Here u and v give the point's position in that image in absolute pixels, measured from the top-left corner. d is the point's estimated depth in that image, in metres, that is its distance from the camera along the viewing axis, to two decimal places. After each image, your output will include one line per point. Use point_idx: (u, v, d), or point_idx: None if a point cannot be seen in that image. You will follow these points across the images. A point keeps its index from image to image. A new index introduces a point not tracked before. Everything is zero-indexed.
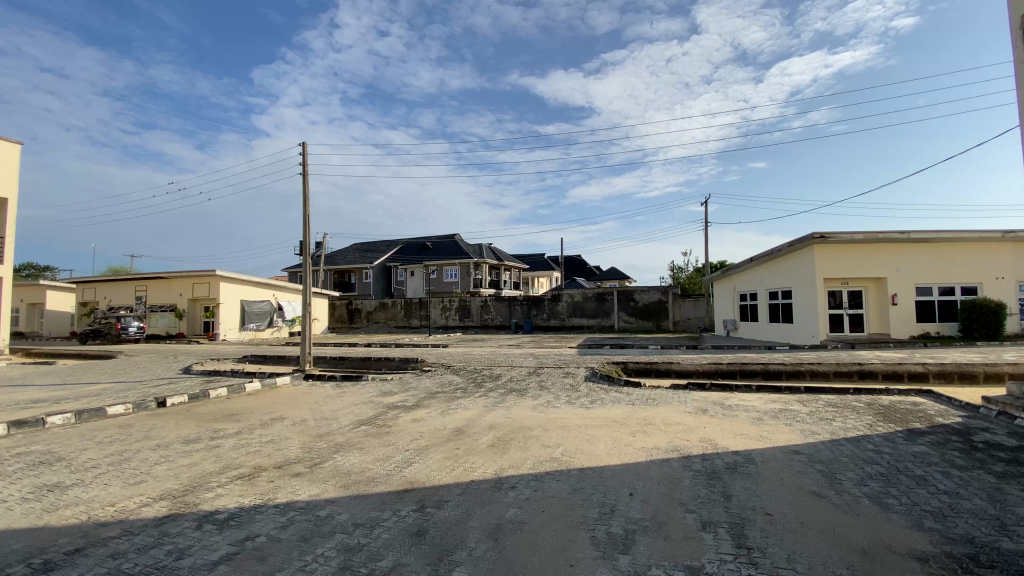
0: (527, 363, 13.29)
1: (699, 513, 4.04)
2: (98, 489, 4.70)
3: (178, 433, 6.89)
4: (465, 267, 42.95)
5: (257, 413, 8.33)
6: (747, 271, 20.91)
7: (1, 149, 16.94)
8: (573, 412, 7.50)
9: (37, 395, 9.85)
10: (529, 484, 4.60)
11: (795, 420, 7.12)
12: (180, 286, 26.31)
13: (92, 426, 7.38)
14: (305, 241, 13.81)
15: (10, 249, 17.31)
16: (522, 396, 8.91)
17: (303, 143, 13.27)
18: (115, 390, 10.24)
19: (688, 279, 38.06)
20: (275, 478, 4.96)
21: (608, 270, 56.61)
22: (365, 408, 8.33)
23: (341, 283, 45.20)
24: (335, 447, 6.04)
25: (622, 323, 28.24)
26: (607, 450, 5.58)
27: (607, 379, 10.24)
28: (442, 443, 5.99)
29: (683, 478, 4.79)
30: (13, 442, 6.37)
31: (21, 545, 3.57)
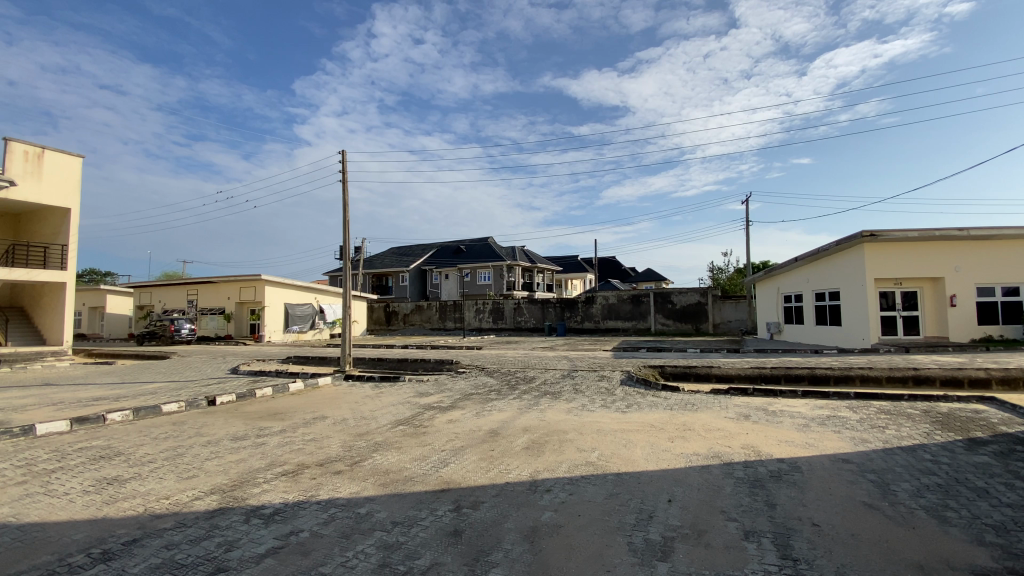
0: (561, 365, 13.22)
1: (741, 521, 3.91)
2: (153, 483, 4.97)
3: (226, 431, 7.21)
4: (499, 270, 43.15)
5: (299, 412, 8.62)
6: (792, 271, 20.12)
7: (64, 163, 18.23)
8: (608, 416, 7.40)
9: (99, 393, 10.52)
10: (565, 487, 4.58)
11: (844, 427, 6.80)
12: (228, 289, 27.56)
13: (148, 423, 7.81)
14: (345, 246, 14.27)
15: (73, 256, 18.55)
16: (556, 399, 8.87)
17: (342, 153, 13.80)
18: (169, 389, 10.81)
19: (728, 281, 36.96)
20: (317, 476, 5.12)
21: (644, 270, 55.64)
22: (402, 409, 8.50)
23: (378, 287, 46.28)
24: (373, 446, 6.19)
25: (659, 325, 27.68)
26: (645, 456, 5.48)
27: (643, 383, 10.05)
28: (477, 444, 6.04)
29: (724, 485, 4.65)
30: (79, 438, 6.83)
31: (82, 536, 3.81)
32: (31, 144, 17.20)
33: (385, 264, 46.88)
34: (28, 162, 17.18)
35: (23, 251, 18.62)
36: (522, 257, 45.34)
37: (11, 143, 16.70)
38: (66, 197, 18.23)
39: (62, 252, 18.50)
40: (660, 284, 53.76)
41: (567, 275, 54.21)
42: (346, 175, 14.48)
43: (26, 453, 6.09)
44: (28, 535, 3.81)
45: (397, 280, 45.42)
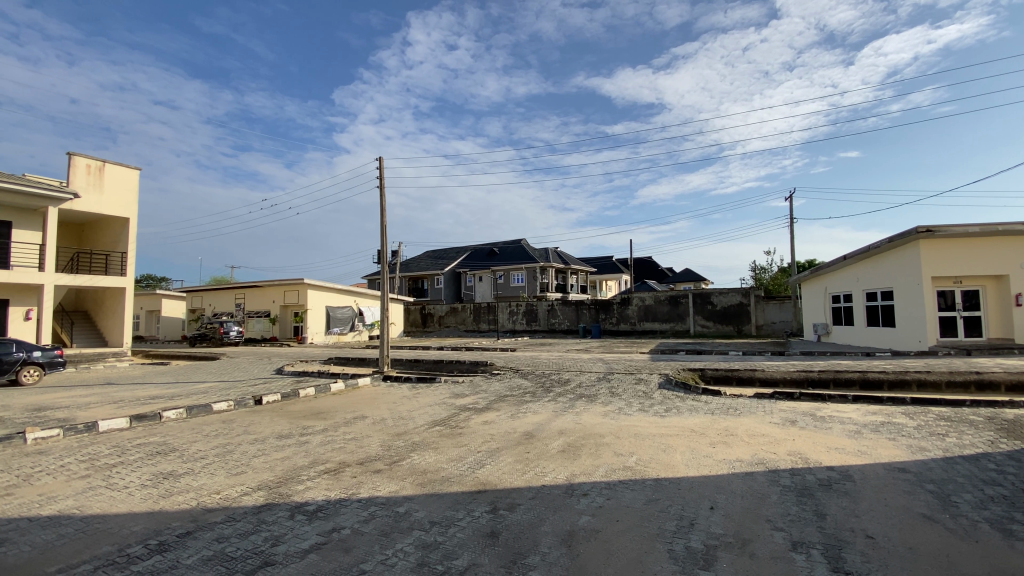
0: (596, 368, 13.06)
1: (788, 531, 3.75)
2: (204, 478, 5.22)
3: (272, 429, 7.49)
4: (532, 272, 43.06)
5: (340, 411, 8.87)
6: (841, 270, 19.19)
7: (123, 175, 19.40)
8: (646, 420, 7.27)
9: (156, 392, 11.15)
10: (602, 491, 4.51)
11: (899, 434, 6.42)
12: (273, 293, 28.66)
13: (201, 420, 8.22)
14: (382, 250, 14.62)
15: (132, 263, 19.73)
16: (592, 401, 8.77)
17: (379, 159, 14.27)
18: (219, 389, 11.34)
19: (772, 280, 35.66)
20: (358, 474, 5.25)
21: (681, 271, 54.32)
22: (439, 410, 8.60)
23: (415, 288, 47.14)
24: (411, 446, 6.30)
25: (698, 327, 26.96)
26: (685, 461, 5.34)
27: (682, 387, 9.79)
28: (513, 446, 6.04)
29: (769, 493, 4.47)
30: (137, 434, 7.25)
31: (140, 528, 4.04)
32: (93, 158, 18.45)
33: (420, 266, 47.64)
34: (90, 175, 18.43)
35: (87, 259, 19.94)
36: (556, 259, 45.23)
37: (75, 157, 17.97)
38: (125, 207, 19.42)
39: (122, 260, 19.70)
40: (698, 284, 52.42)
41: (602, 276, 53.54)
42: (382, 180, 14.83)
43: (92, 447, 6.53)
44: (91, 526, 4.06)
45: (433, 283, 46.08)
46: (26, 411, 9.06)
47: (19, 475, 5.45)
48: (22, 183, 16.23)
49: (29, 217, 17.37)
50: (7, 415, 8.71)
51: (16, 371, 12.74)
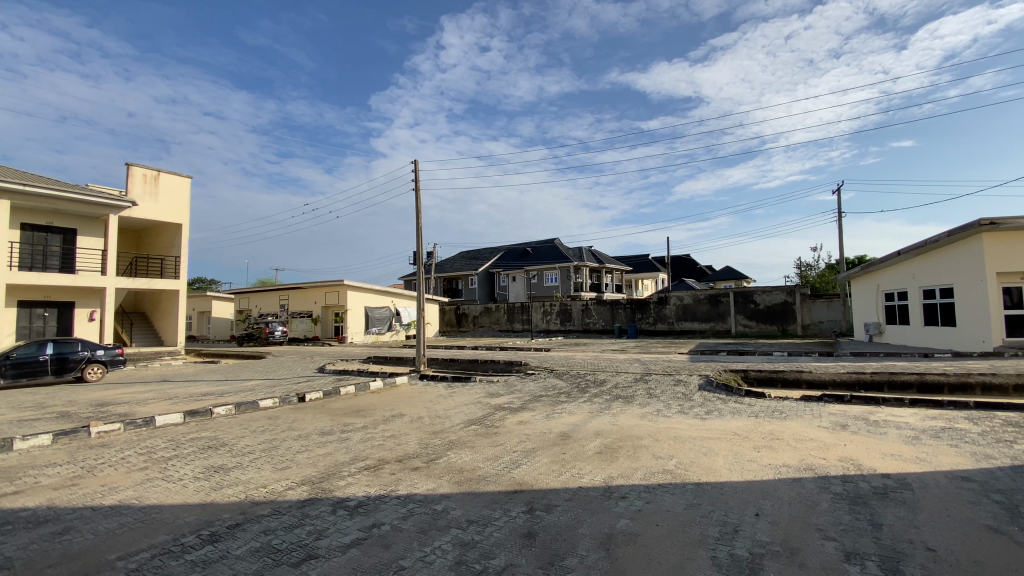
0: (633, 369, 12.83)
1: (841, 541, 3.57)
2: (252, 472, 5.43)
3: (314, 426, 7.73)
4: (566, 271, 42.78)
5: (379, 409, 9.06)
6: (894, 266, 18.16)
7: (176, 184, 20.47)
8: (686, 422, 7.08)
9: (207, 389, 11.71)
10: (641, 495, 4.42)
11: (963, 441, 6.00)
12: (315, 294, 29.60)
13: (248, 416, 8.57)
14: (418, 251, 14.85)
15: (185, 266, 20.78)
16: (629, 403, 8.60)
17: (416, 163, 14.63)
18: (264, 386, 11.80)
19: (819, 278, 34.12)
20: (396, 471, 5.34)
21: (721, 270, 52.76)
22: (475, 409, 8.66)
23: (450, 288, 47.70)
24: (447, 444, 6.35)
25: (740, 327, 26.11)
26: (728, 465, 5.17)
27: (724, 389, 9.50)
28: (549, 447, 6.01)
29: (819, 501, 4.26)
30: (191, 429, 7.64)
31: (193, 518, 4.23)
32: (149, 168, 19.55)
33: (454, 267, 48.14)
34: (146, 184, 19.54)
35: (144, 263, 21.15)
36: (590, 258, 44.79)
37: (133, 168, 19.10)
38: (178, 214, 20.47)
39: (176, 264, 20.79)
40: (740, 283, 50.73)
41: (637, 275, 52.63)
42: (416, 183, 14.99)
43: (150, 441, 6.91)
44: (148, 516, 4.29)
45: (467, 283, 46.46)
46: (92, 405, 9.69)
47: (85, 466, 5.83)
48: (86, 193, 17.37)
49: (92, 225, 18.56)
50: (75, 410, 9.34)
51: (82, 368, 13.65)
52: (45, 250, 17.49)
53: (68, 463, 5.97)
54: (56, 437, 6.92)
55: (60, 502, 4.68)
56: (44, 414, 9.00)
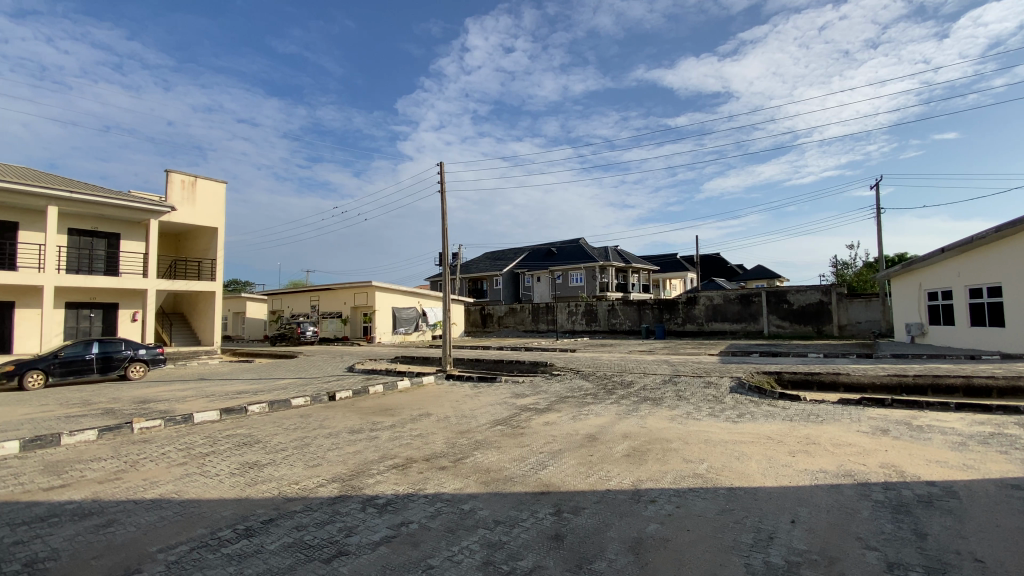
0: (661, 370, 12.62)
1: (883, 551, 3.41)
2: (284, 468, 5.57)
3: (344, 424, 7.88)
4: (592, 271, 42.45)
5: (407, 409, 9.17)
6: (938, 264, 17.33)
7: (211, 188, 21.19)
8: (717, 425, 6.92)
9: (242, 388, 12.08)
10: (671, 499, 4.34)
11: (1015, 447, 5.68)
12: (344, 295, 30.19)
13: (281, 414, 8.80)
14: (444, 252, 14.97)
15: (220, 268, 21.49)
16: (658, 405, 8.45)
17: (440, 164, 14.82)
18: (296, 385, 12.09)
19: (856, 277, 32.90)
20: (424, 470, 5.39)
21: (753, 269, 51.42)
22: (501, 409, 8.66)
23: (475, 289, 47.94)
24: (474, 444, 6.37)
25: (773, 328, 25.35)
26: (762, 470, 5.02)
27: (757, 391, 9.24)
28: (576, 449, 5.95)
29: (858, 508, 4.10)
30: (227, 426, 7.89)
31: (229, 513, 4.36)
32: (186, 174, 20.31)
33: (479, 268, 48.37)
34: (184, 189, 20.30)
35: (183, 266, 21.98)
36: (617, 257, 44.35)
37: (172, 174, 19.87)
38: (213, 218, 21.19)
39: (212, 266, 21.51)
40: (772, 283, 49.38)
41: (665, 275, 51.79)
42: (442, 184, 15.28)
43: (188, 438, 7.17)
44: (186, 511, 4.45)
45: (492, 283, 46.58)
46: (134, 403, 10.12)
47: (128, 461, 6.08)
48: (127, 199, 18.14)
49: (134, 229, 19.39)
50: (119, 407, 9.76)
51: (125, 366, 14.28)
52: (91, 253, 18.38)
53: (113, 458, 6.25)
54: (101, 433, 7.25)
55: (105, 496, 4.89)
56: (91, 410, 9.45)
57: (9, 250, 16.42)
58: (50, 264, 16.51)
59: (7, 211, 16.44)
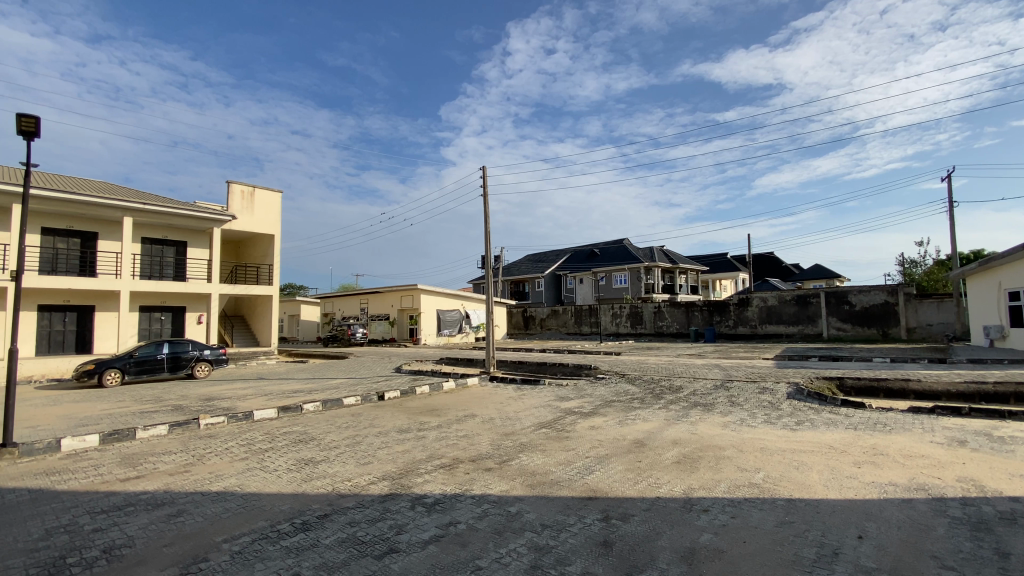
0: (712, 375, 12.18)
1: (963, 572, 3.14)
2: (338, 465, 5.77)
3: (393, 423, 8.08)
4: (637, 273, 41.65)
5: (452, 409, 9.29)
6: (1021, 261, 15.86)
7: (268, 198, 22.31)
8: (774, 433, 6.59)
9: (296, 387, 12.62)
10: (725, 509, 4.17)
11: None
12: (391, 298, 31.03)
13: (333, 413, 9.11)
14: (487, 254, 15.11)
15: (277, 273, 22.58)
16: (709, 411, 8.15)
17: (484, 170, 15.12)
18: (346, 385, 12.48)
19: (926, 275, 30.69)
20: (470, 471, 5.44)
21: (811, 270, 48.87)
22: (545, 412, 8.63)
23: (517, 292, 48.08)
24: (520, 447, 6.37)
25: (833, 331, 23.98)
26: (823, 482, 4.74)
27: (817, 398, 8.76)
28: (623, 454, 5.84)
29: (933, 525, 3.79)
30: (284, 424, 8.27)
31: (287, 507, 4.57)
32: (246, 185, 21.50)
33: (522, 270, 48.46)
34: (244, 199, 21.50)
35: (243, 271, 23.27)
36: (663, 258, 43.33)
37: (233, 185, 21.08)
38: (270, 226, 22.30)
39: (269, 271, 22.63)
40: (832, 283, 46.83)
41: (714, 275, 50.08)
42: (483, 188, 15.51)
43: (249, 434, 7.56)
44: (247, 503, 4.68)
45: (534, 286, 46.51)
46: (200, 400, 10.79)
47: (195, 455, 6.48)
48: (192, 209, 19.37)
49: (199, 237, 20.70)
50: (186, 404, 10.42)
51: (192, 366, 15.23)
52: (162, 260, 19.77)
53: (182, 451, 6.67)
54: (172, 428, 7.77)
55: (175, 487, 5.23)
56: (161, 406, 10.14)
57: (90, 258, 17.94)
58: (125, 271, 17.86)
59: (90, 223, 17.96)
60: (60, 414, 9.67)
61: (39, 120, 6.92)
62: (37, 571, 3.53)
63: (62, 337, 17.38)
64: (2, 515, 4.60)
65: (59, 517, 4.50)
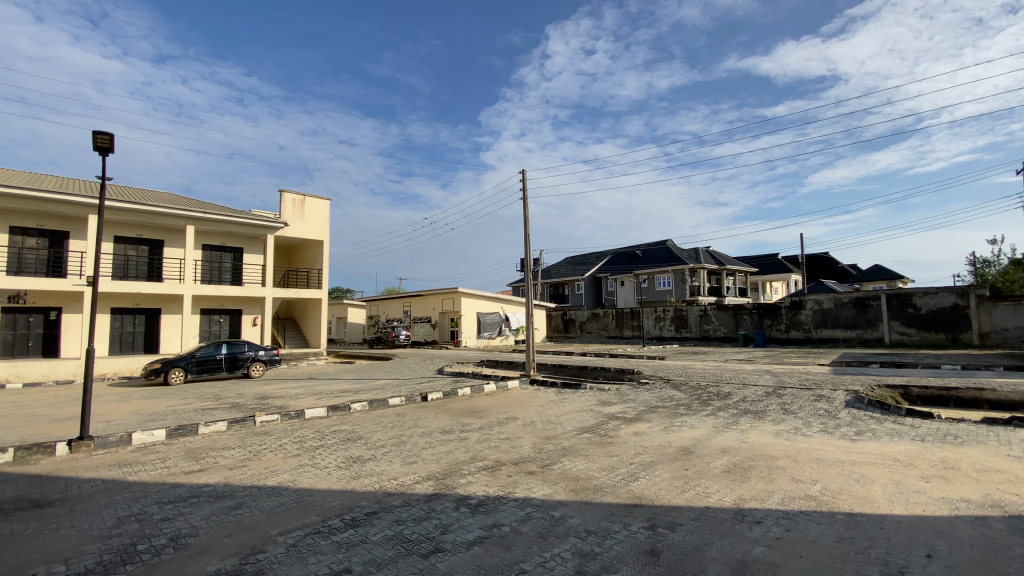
0: (763, 381, 11.68)
1: None
2: (384, 464, 5.92)
3: (436, 424, 8.22)
4: (680, 275, 40.57)
5: (494, 411, 9.36)
6: None
7: (317, 205, 23.20)
8: (831, 444, 6.26)
9: (343, 387, 13.05)
10: (779, 521, 4.00)
11: None
12: (433, 301, 31.58)
13: (379, 413, 9.38)
14: (527, 258, 15.18)
15: (326, 277, 23.45)
16: (760, 419, 7.83)
17: (523, 173, 15.22)
18: (391, 386, 12.81)
19: (1002, 275, 28.35)
20: (513, 473, 5.46)
21: (870, 270, 46.12)
22: (587, 416, 8.55)
23: (557, 295, 47.89)
24: (562, 451, 6.34)
25: (895, 335, 22.51)
26: (887, 496, 4.46)
27: (878, 407, 8.27)
28: (668, 461, 5.71)
29: (1014, 546, 3.49)
30: (333, 422, 8.57)
31: (337, 503, 4.73)
32: (297, 194, 22.47)
33: (562, 273, 48.20)
34: (295, 207, 22.49)
35: (295, 276, 24.30)
36: (708, 259, 42.08)
37: (284, 194, 22.10)
38: (320, 232, 23.19)
39: (319, 275, 23.51)
40: (894, 284, 44.01)
41: (764, 277, 48.12)
42: (523, 192, 15.55)
43: (301, 431, 7.89)
44: (300, 498, 4.88)
45: (575, 288, 46.19)
46: (256, 398, 11.34)
47: (252, 450, 6.81)
48: (248, 217, 20.41)
49: (254, 243, 21.79)
50: (243, 402, 10.98)
51: (248, 365, 16.04)
52: (221, 265, 20.94)
53: (239, 447, 7.03)
54: (230, 424, 8.22)
55: (234, 481, 5.52)
56: (220, 404, 10.71)
57: (157, 264, 19.24)
58: (188, 276, 19.00)
59: (157, 231, 19.26)
60: (131, 410, 10.40)
61: (113, 137, 7.48)
62: (113, 556, 3.81)
63: (132, 337, 18.71)
64: (81, 503, 4.98)
65: (131, 506, 4.84)
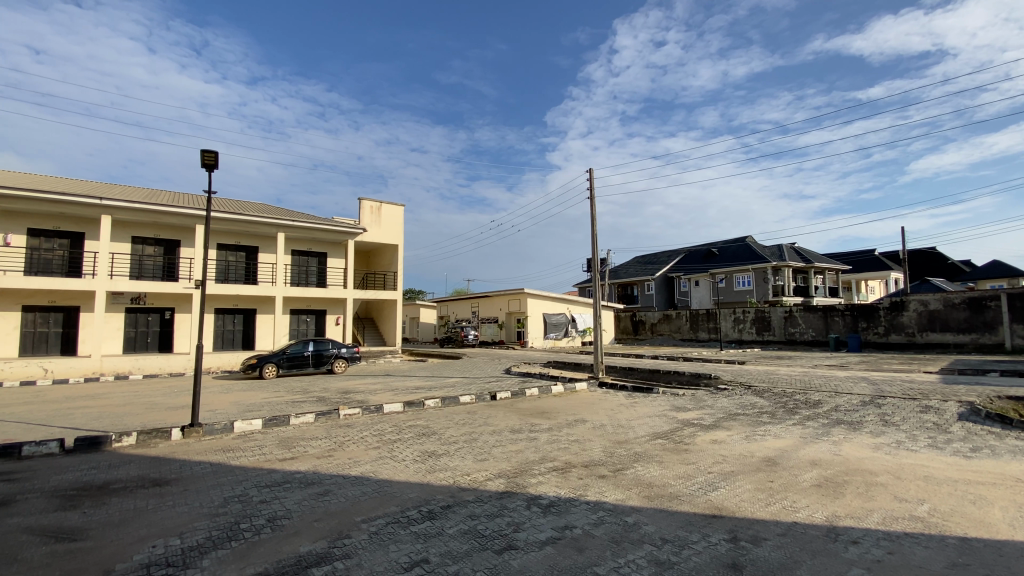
0: (856, 389, 10.72)
1: None
2: (457, 460, 6.10)
3: (506, 423, 8.35)
4: (761, 274, 38.20)
5: (563, 413, 9.34)
6: None
7: (392, 211, 24.33)
8: (942, 460, 5.61)
9: (417, 384, 13.63)
10: (880, 542, 3.66)
11: None
12: (500, 301, 32.02)
13: (450, 409, 9.69)
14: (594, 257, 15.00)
15: (400, 279, 24.56)
16: (855, 430, 7.18)
17: (591, 172, 15.09)
18: (461, 384, 13.17)
19: None
20: (584, 476, 5.42)
21: (988, 266, 40.79)
22: (660, 421, 8.28)
23: (625, 296, 46.70)
24: (634, 456, 6.19)
25: (1018, 341, 19.73)
26: (1010, 521, 3.94)
27: (999, 421, 7.30)
28: (751, 472, 5.40)
29: None
30: (408, 418, 8.97)
31: (414, 495, 4.95)
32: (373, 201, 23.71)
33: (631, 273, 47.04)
34: (372, 214, 23.75)
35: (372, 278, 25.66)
36: (792, 257, 39.23)
37: (363, 201, 23.41)
38: (394, 236, 24.31)
39: (394, 277, 24.65)
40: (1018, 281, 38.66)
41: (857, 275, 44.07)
42: (590, 191, 15.37)
43: (380, 425, 8.33)
44: (380, 489, 5.16)
45: (644, 288, 44.87)
46: (339, 393, 12.13)
47: (336, 441, 7.30)
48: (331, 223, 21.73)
49: (336, 248, 23.24)
50: (328, 396, 11.80)
51: (332, 361, 17.20)
52: (307, 269, 22.57)
53: (325, 438, 7.55)
54: (317, 416, 8.85)
55: (322, 469, 5.95)
56: (307, 397, 11.56)
57: (253, 268, 21.11)
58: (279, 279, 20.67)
59: (253, 238, 21.11)
60: (232, 401, 11.52)
61: (217, 154, 8.32)
62: (219, 533, 4.23)
63: (233, 334, 20.68)
64: (192, 483, 5.60)
65: (234, 488, 5.37)
